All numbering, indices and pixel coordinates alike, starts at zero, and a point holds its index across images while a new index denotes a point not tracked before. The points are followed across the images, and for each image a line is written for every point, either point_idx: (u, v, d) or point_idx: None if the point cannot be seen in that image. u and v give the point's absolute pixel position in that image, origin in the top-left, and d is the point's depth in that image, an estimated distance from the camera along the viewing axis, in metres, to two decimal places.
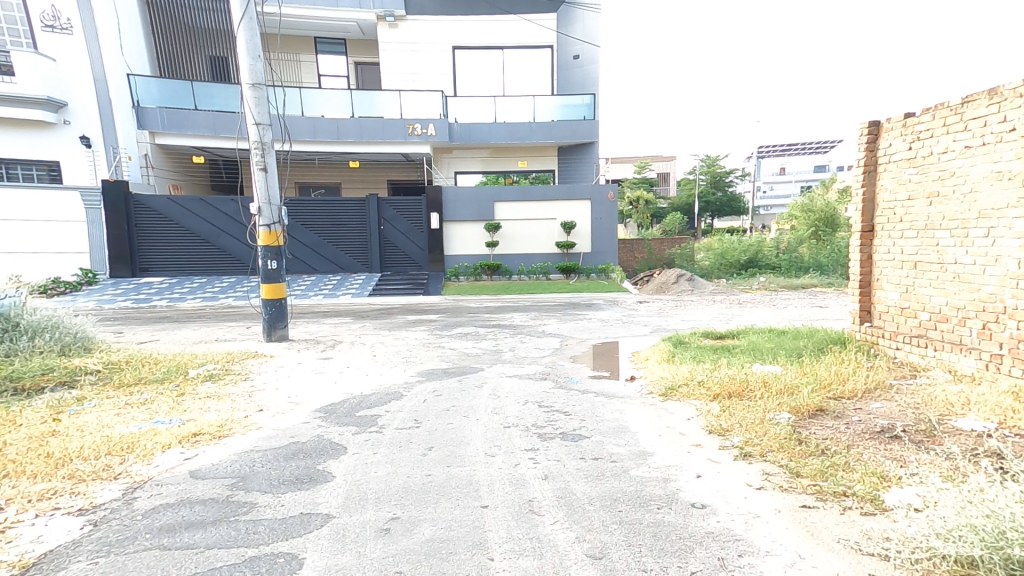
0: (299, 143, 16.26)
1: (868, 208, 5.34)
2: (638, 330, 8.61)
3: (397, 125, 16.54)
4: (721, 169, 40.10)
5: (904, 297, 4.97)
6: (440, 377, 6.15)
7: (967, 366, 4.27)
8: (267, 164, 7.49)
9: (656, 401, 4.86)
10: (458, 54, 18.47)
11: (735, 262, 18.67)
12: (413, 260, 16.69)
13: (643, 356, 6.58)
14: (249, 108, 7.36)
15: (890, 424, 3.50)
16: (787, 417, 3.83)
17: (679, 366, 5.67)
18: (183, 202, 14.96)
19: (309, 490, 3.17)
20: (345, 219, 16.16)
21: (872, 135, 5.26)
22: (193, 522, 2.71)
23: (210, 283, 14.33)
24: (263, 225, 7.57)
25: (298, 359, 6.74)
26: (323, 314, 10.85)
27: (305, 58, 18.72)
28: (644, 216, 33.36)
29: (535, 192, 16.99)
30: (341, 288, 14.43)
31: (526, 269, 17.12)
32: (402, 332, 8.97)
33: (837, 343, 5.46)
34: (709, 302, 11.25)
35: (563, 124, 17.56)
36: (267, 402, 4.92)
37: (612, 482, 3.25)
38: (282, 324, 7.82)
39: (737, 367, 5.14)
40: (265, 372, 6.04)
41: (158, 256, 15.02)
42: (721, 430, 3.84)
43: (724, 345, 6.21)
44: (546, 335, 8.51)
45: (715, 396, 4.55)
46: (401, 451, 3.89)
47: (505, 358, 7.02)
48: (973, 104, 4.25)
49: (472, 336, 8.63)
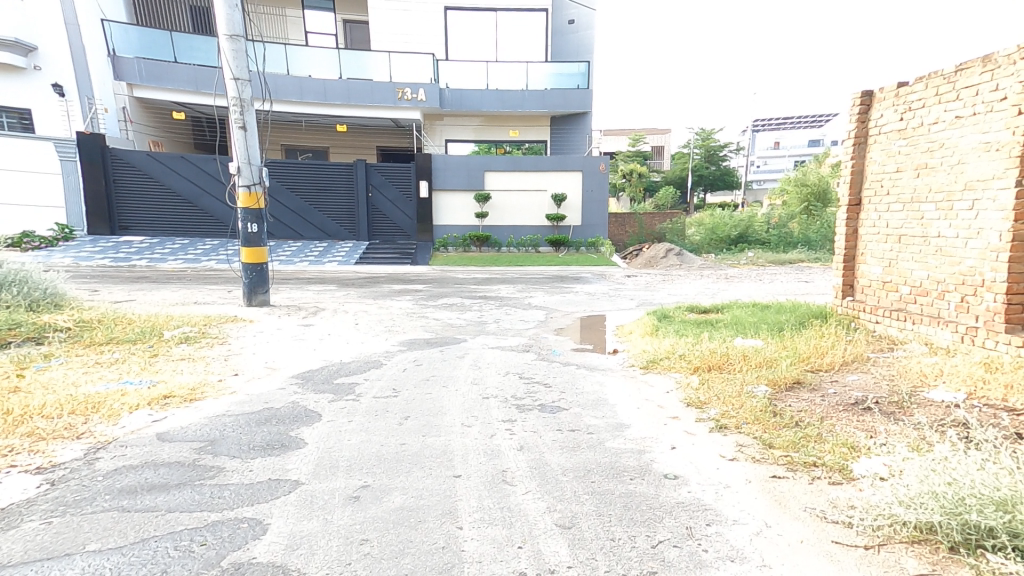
0: (283, 103, 15.72)
1: (856, 181, 5.27)
2: (624, 304, 8.58)
3: (385, 88, 16.01)
4: (716, 144, 39.84)
5: (886, 272, 4.96)
6: (422, 346, 6.09)
7: (943, 339, 4.25)
8: (246, 122, 7.20)
9: (637, 373, 4.87)
10: (451, 15, 17.81)
11: (725, 237, 18.66)
12: (401, 228, 16.49)
13: (627, 330, 6.55)
14: (227, 61, 7.02)
15: (863, 396, 3.50)
16: (764, 390, 3.84)
17: (662, 340, 5.66)
18: (163, 159, 14.52)
19: (279, 456, 3.13)
20: (331, 185, 15.81)
21: (864, 105, 5.16)
22: (156, 485, 2.66)
23: (192, 245, 14.04)
24: (243, 187, 7.33)
25: (278, 326, 6.63)
26: (307, 281, 10.69)
27: (291, 14, 18.06)
28: (637, 190, 33.09)
29: (526, 162, 16.68)
30: (327, 255, 14.21)
31: (515, 240, 16.94)
32: (386, 300, 8.87)
33: (818, 317, 5.47)
34: (697, 276, 11.24)
35: (556, 91, 17.13)
36: (242, 367, 4.84)
37: (587, 454, 3.25)
38: (263, 289, 7.67)
39: (719, 341, 5.13)
40: (243, 337, 5.95)
41: (138, 216, 14.65)
42: (698, 403, 3.85)
43: (708, 320, 6.20)
44: (532, 307, 8.48)
45: (695, 368, 4.56)
46: (377, 420, 3.85)
47: (489, 330, 6.98)
48: (967, 72, 4.13)
49: (457, 306, 8.58)
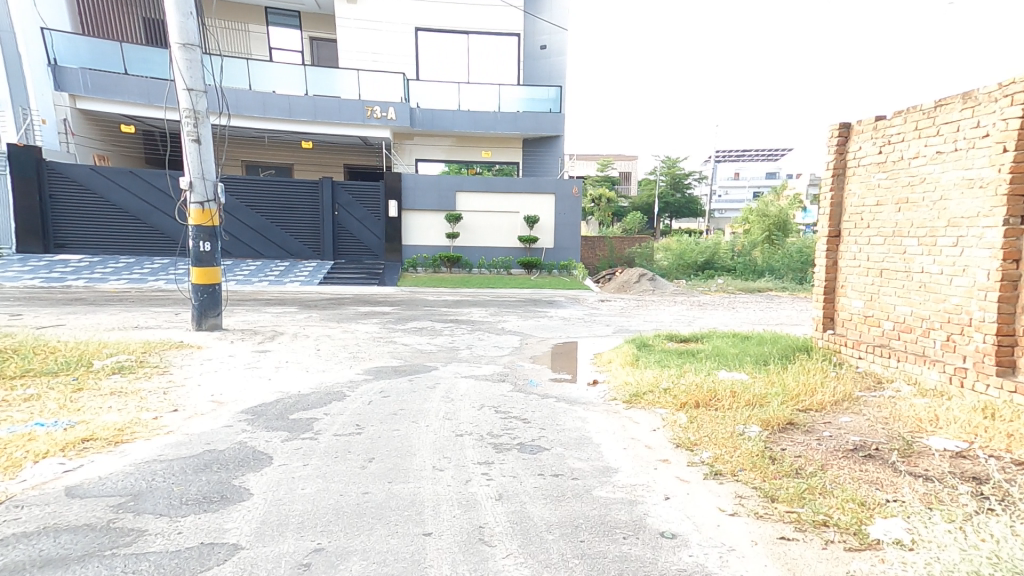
0: (245, 119, 15.13)
1: (836, 213, 5.28)
2: (599, 330, 8.36)
3: (354, 106, 15.67)
4: (680, 172, 40.93)
5: (868, 306, 4.91)
6: (389, 375, 5.65)
7: (930, 380, 4.15)
8: (201, 135, 6.73)
9: (620, 409, 4.59)
10: (422, 36, 17.73)
11: (692, 264, 18.94)
12: (369, 248, 15.98)
13: (606, 358, 6.30)
14: (180, 71, 6.57)
15: (862, 441, 3.31)
16: (756, 431, 3.63)
17: (643, 371, 5.42)
18: (109, 175, 13.71)
19: (216, 513, 2.66)
20: (295, 202, 15.24)
21: (842, 137, 5.18)
22: (52, 559, 2.20)
23: (139, 264, 13.20)
24: (195, 203, 6.81)
25: (230, 352, 6.07)
26: (266, 302, 10.06)
27: (254, 29, 17.49)
28: (606, 214, 33.53)
29: (498, 183, 16.55)
30: (289, 275, 13.57)
31: (486, 262, 16.65)
32: (351, 324, 8.36)
33: (800, 351, 5.39)
34: (670, 303, 11.19)
35: (529, 114, 17.17)
36: (183, 402, 4.31)
37: (573, 505, 2.91)
38: (215, 312, 7.09)
39: (703, 374, 4.94)
40: (189, 366, 5.40)
41: (78, 233, 13.70)
42: (689, 444, 3.60)
43: (689, 350, 6.04)
44: (505, 332, 8.14)
45: (681, 404, 4.34)
46: (337, 463, 3.42)
47: (461, 357, 6.60)
48: (946, 108, 4.14)
49: (427, 330, 8.16)
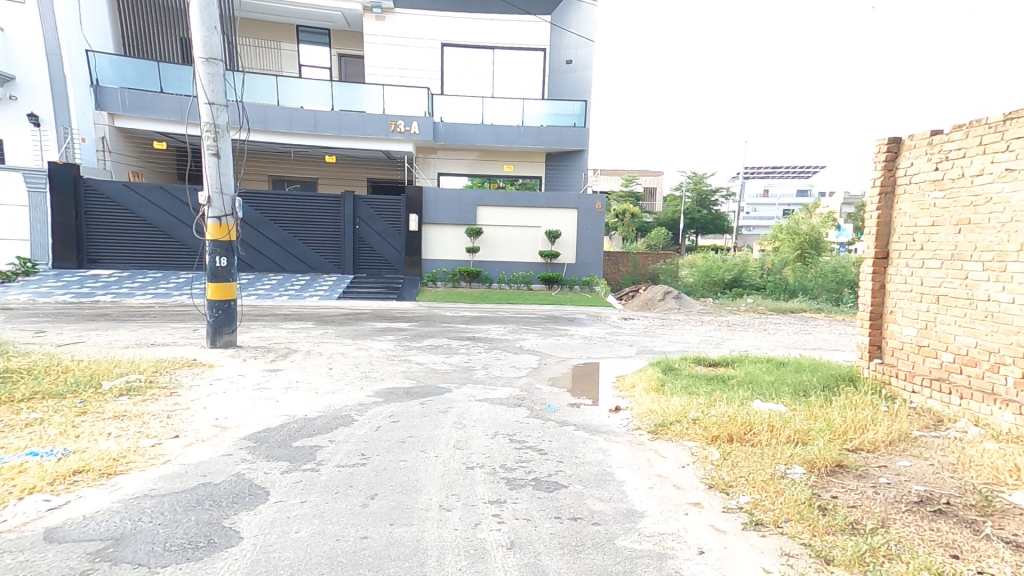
0: (272, 134, 15.39)
1: (883, 233, 4.89)
2: (622, 351, 7.98)
3: (378, 121, 15.78)
4: (707, 188, 40.00)
5: (923, 334, 4.49)
6: (401, 398, 5.40)
7: (1003, 422, 3.72)
8: (220, 149, 6.71)
9: (645, 440, 4.23)
10: (447, 51, 17.84)
11: (720, 281, 18.34)
12: (389, 262, 15.94)
13: (629, 382, 5.94)
14: (202, 85, 6.57)
15: (929, 493, 2.91)
16: (799, 473, 3.24)
17: (670, 398, 5.03)
18: (139, 189, 14.00)
19: (198, 563, 2.42)
20: (318, 216, 15.36)
21: (891, 152, 4.81)
22: None
23: (164, 278, 13.38)
24: (213, 217, 6.78)
25: (240, 371, 5.93)
26: (284, 317, 10.01)
27: (287, 47, 17.96)
28: (630, 229, 33.02)
29: (519, 198, 16.37)
30: (309, 289, 13.58)
31: (506, 277, 16.41)
32: (366, 341, 8.18)
33: (844, 381, 4.96)
34: (697, 322, 10.71)
35: (552, 128, 17.01)
36: (186, 427, 4.15)
37: (593, 558, 2.58)
38: (230, 328, 7.00)
39: (737, 405, 4.53)
40: (198, 386, 5.27)
41: (109, 248, 13.99)
42: (723, 486, 3.23)
43: (719, 375, 5.64)
44: (524, 352, 7.84)
45: (714, 437, 3.97)
46: (336, 500, 3.16)
47: (477, 378, 6.32)
48: (1017, 122, 3.77)
49: (444, 348, 7.92)
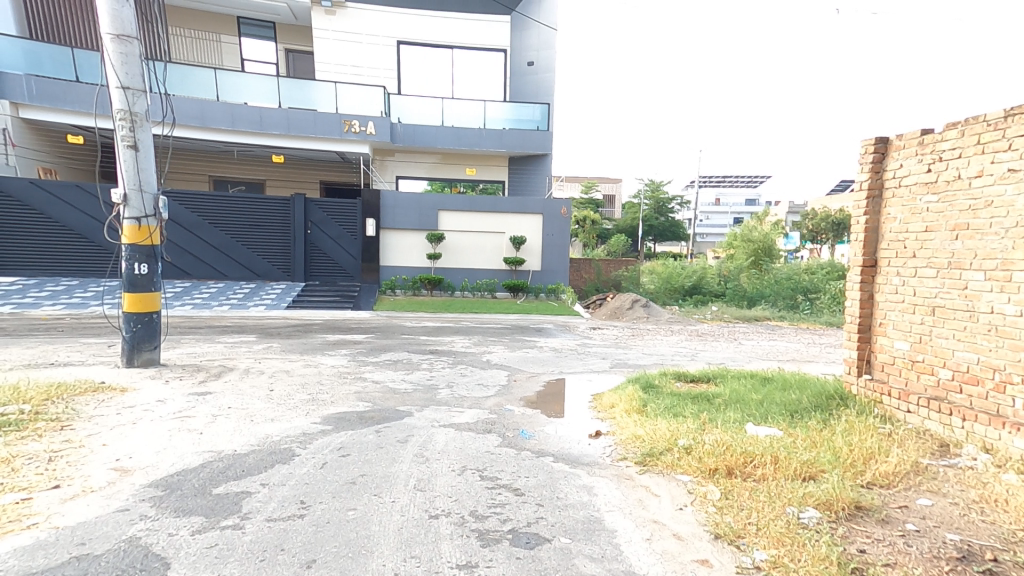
0: (214, 130, 14.24)
1: (871, 240, 4.63)
2: (595, 365, 7.52)
3: (332, 118, 14.88)
4: (664, 196, 40.79)
5: (916, 349, 4.21)
6: (352, 425, 4.71)
7: (1013, 448, 3.41)
8: (138, 141, 5.85)
9: (632, 474, 3.74)
10: (405, 50, 17.16)
11: (680, 288, 18.50)
12: (344, 268, 15.04)
13: (607, 402, 5.44)
14: (112, 66, 5.70)
15: (967, 545, 2.53)
16: (815, 518, 2.81)
17: (655, 421, 4.60)
18: (53, 188, 12.67)
19: None
20: (265, 220, 14.31)
21: (878, 153, 4.56)
22: None
23: (82, 286, 12.06)
24: (129, 219, 5.88)
25: (159, 396, 5.08)
26: (222, 330, 9.04)
27: (226, 39, 16.74)
28: (591, 236, 33.08)
29: (483, 202, 15.82)
30: (254, 297, 12.56)
31: (470, 285, 15.79)
32: (315, 356, 7.39)
33: (835, 398, 4.65)
34: (667, 332, 10.42)
35: (515, 132, 16.58)
36: (71, 473, 3.39)
37: None
38: (152, 345, 6.09)
39: (728, 430, 4.13)
40: (102, 417, 4.43)
41: (15, 252, 12.52)
42: (732, 536, 2.76)
43: (703, 393, 5.26)
44: (490, 367, 7.26)
45: (711, 470, 3.51)
46: (259, 573, 2.48)
47: (439, 399, 5.69)
48: (1018, 119, 3.51)
49: (403, 364, 7.24)
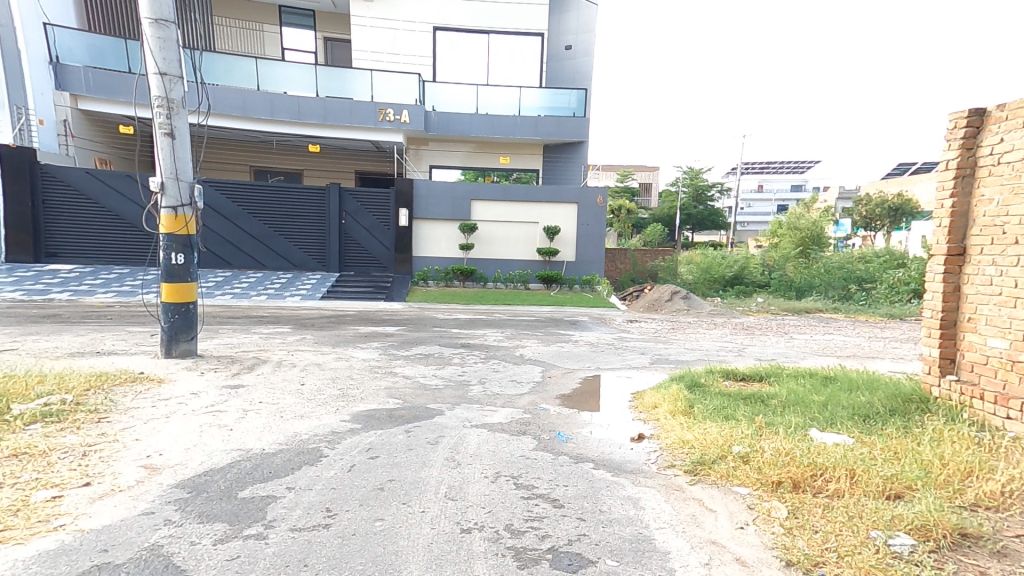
0: (252, 121, 14.38)
1: (959, 225, 4.11)
2: (635, 360, 7.15)
3: (366, 108, 14.82)
4: (703, 183, 39.40)
5: (1016, 349, 3.68)
6: (383, 424, 4.52)
7: None
8: (175, 128, 5.80)
9: (683, 483, 3.39)
10: (440, 35, 16.90)
11: (720, 278, 17.76)
12: (377, 259, 15.04)
13: (650, 402, 5.09)
14: (151, 52, 5.65)
15: None
16: (909, 547, 2.42)
17: (706, 423, 4.22)
18: (105, 179, 13.08)
19: None
20: (301, 211, 14.43)
21: (973, 127, 4.02)
22: None
23: (130, 276, 12.43)
24: (167, 208, 5.86)
25: (193, 388, 5.04)
26: (258, 320, 9.09)
27: (268, 28, 16.87)
28: (626, 225, 32.26)
29: (516, 191, 15.49)
30: (291, 288, 12.68)
31: (502, 276, 15.53)
32: (348, 349, 7.30)
33: (912, 402, 4.16)
34: (710, 326, 9.88)
35: (550, 118, 16.13)
36: (102, 469, 3.31)
37: None
38: (189, 335, 6.09)
39: (791, 435, 3.72)
40: (138, 409, 4.38)
41: (70, 242, 13.01)
42: (810, 564, 2.39)
43: (756, 393, 4.83)
44: (524, 362, 6.98)
45: (774, 483, 3.12)
46: None
47: (473, 396, 5.46)
48: None
49: (435, 357, 7.05)
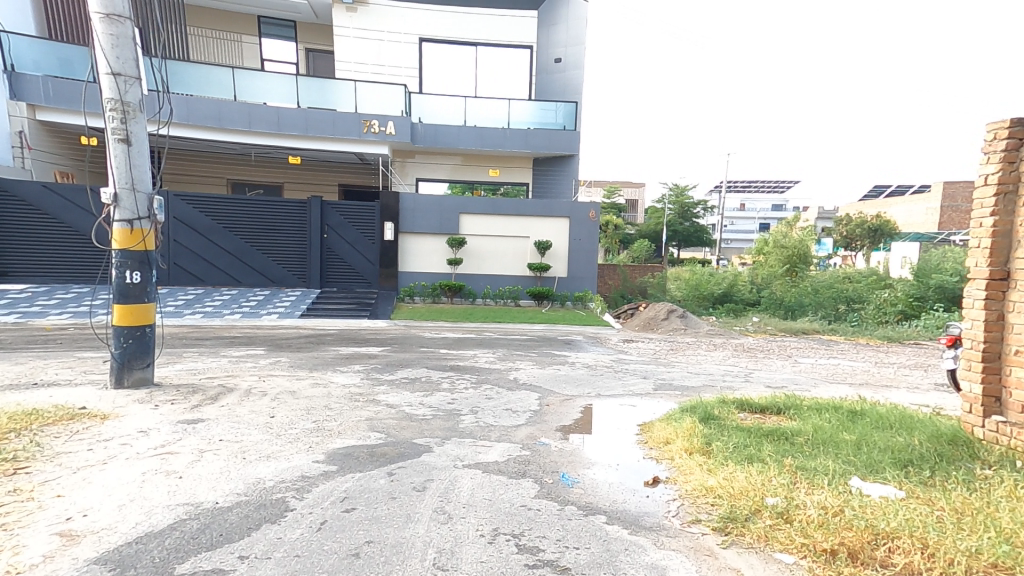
0: (229, 131, 13.78)
1: (1001, 246, 3.73)
2: (637, 385, 6.66)
3: (351, 119, 14.33)
4: (689, 201, 39.64)
5: None
6: (362, 465, 3.94)
7: None
8: (131, 134, 5.24)
9: (716, 545, 2.88)
10: (426, 47, 16.59)
11: (709, 296, 17.51)
12: (361, 274, 14.43)
13: (659, 436, 4.60)
14: (102, 50, 5.10)
15: None
16: None
17: (729, 465, 3.73)
18: (64, 192, 12.40)
19: None
20: (281, 223, 13.81)
21: (1015, 138, 3.64)
22: None
23: (91, 293, 11.65)
24: (121, 221, 5.26)
25: (142, 425, 4.41)
26: (229, 341, 8.43)
27: (248, 40, 16.42)
28: (614, 241, 32.09)
29: (506, 205, 15.08)
30: (267, 305, 12.01)
31: (491, 292, 15.03)
32: (325, 373, 6.70)
33: (956, 444, 3.72)
34: (710, 347, 9.45)
35: (540, 132, 15.81)
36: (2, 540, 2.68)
37: None
38: (145, 362, 5.45)
39: (832, 487, 3.24)
40: (70, 455, 3.74)
41: (26, 259, 12.19)
42: None
43: (777, 429, 4.35)
44: (519, 387, 6.44)
45: (826, 552, 2.63)
46: None
47: (464, 429, 4.91)
48: None
49: (421, 383, 6.48)
